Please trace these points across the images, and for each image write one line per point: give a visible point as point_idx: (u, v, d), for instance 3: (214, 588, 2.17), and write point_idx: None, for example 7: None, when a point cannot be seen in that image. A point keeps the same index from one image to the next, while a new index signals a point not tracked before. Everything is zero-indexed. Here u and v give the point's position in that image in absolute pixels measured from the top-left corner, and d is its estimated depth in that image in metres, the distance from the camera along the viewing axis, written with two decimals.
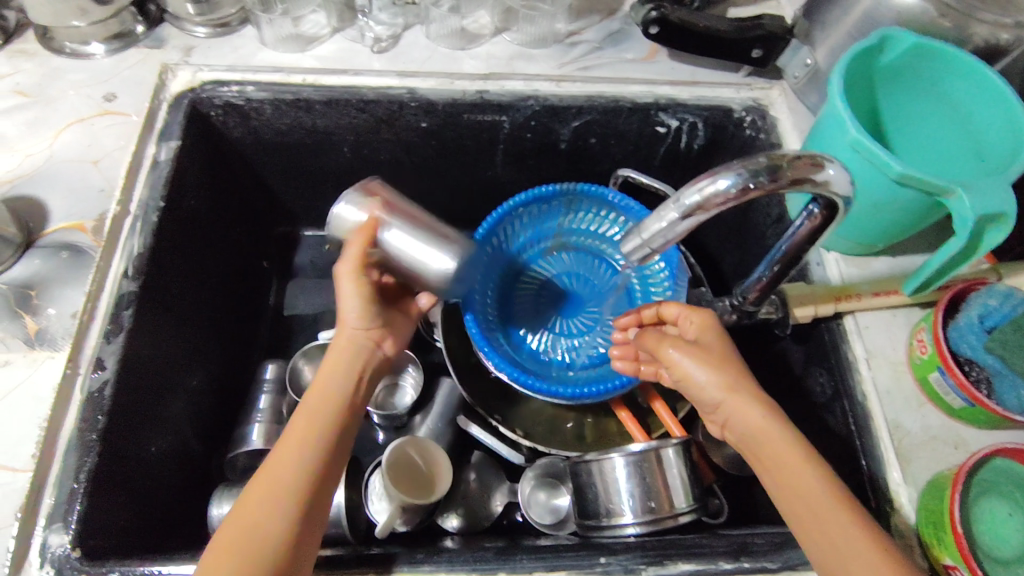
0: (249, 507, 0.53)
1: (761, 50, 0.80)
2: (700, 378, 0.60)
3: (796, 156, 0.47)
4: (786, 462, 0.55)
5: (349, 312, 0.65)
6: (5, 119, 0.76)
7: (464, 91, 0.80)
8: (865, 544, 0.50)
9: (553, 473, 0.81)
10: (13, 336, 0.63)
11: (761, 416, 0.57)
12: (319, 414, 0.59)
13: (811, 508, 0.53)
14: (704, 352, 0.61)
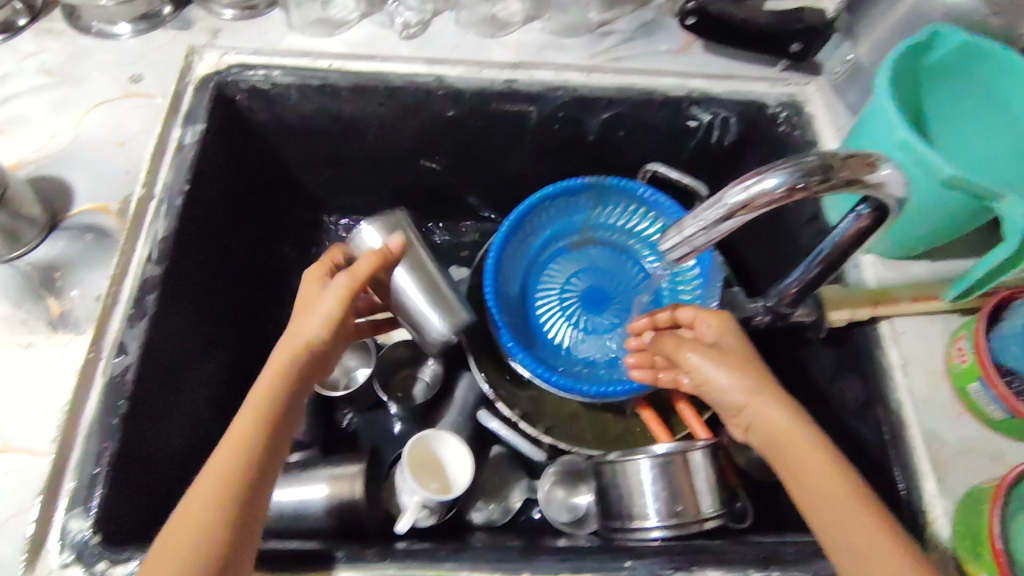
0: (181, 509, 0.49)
1: (800, 45, 0.77)
2: (721, 382, 0.59)
3: (849, 153, 0.45)
4: (807, 464, 0.53)
5: (320, 314, 0.60)
6: (30, 98, 0.75)
7: (493, 80, 0.78)
8: (890, 548, 0.48)
9: (574, 470, 0.80)
10: (38, 319, 0.63)
11: (786, 420, 0.56)
12: (264, 411, 0.54)
13: (833, 513, 0.51)
14: (721, 355, 0.60)
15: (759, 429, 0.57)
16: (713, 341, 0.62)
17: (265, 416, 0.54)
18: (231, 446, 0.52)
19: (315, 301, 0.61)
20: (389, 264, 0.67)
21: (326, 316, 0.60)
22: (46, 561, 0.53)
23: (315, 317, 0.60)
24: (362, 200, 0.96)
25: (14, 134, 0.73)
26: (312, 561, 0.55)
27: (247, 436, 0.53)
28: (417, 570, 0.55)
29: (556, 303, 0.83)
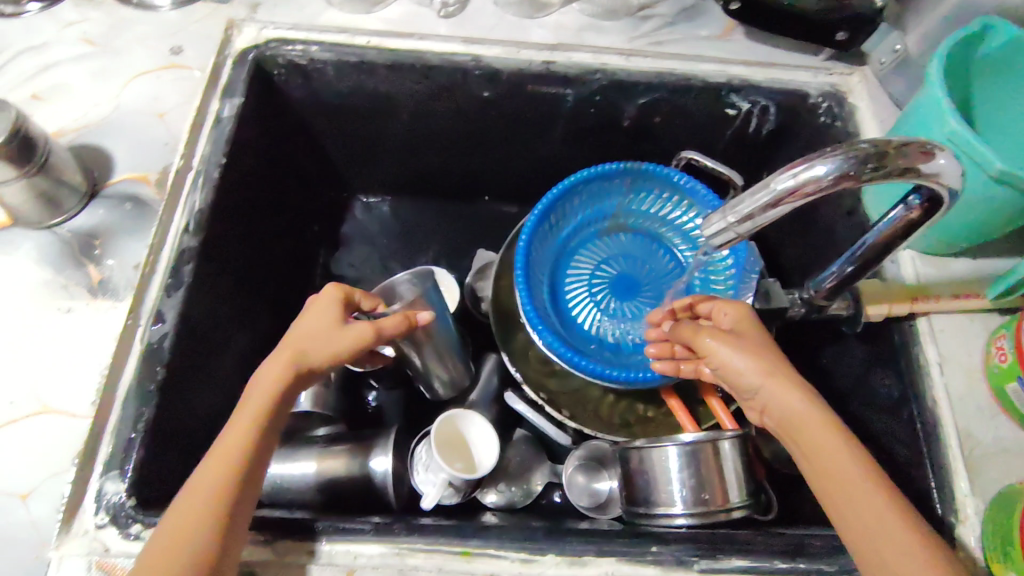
0: (160, 537, 0.47)
1: (846, 33, 0.75)
2: (739, 366, 0.58)
3: (905, 142, 0.44)
4: (821, 445, 0.53)
5: (322, 349, 0.56)
6: (73, 66, 0.76)
7: (530, 61, 0.77)
8: (901, 528, 0.48)
9: (597, 457, 0.80)
10: (78, 285, 0.65)
11: (800, 401, 0.55)
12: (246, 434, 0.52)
13: (845, 491, 0.51)
14: (735, 341, 0.59)
15: (773, 410, 0.57)
16: (729, 328, 0.62)
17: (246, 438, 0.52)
18: (213, 471, 0.50)
19: (323, 333, 0.56)
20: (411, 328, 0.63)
21: (330, 357, 0.56)
22: (82, 520, 0.54)
23: (313, 348, 0.56)
24: (393, 179, 0.96)
25: (56, 102, 0.74)
26: (342, 533, 0.56)
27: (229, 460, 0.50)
28: (444, 546, 0.56)
29: (585, 289, 0.83)
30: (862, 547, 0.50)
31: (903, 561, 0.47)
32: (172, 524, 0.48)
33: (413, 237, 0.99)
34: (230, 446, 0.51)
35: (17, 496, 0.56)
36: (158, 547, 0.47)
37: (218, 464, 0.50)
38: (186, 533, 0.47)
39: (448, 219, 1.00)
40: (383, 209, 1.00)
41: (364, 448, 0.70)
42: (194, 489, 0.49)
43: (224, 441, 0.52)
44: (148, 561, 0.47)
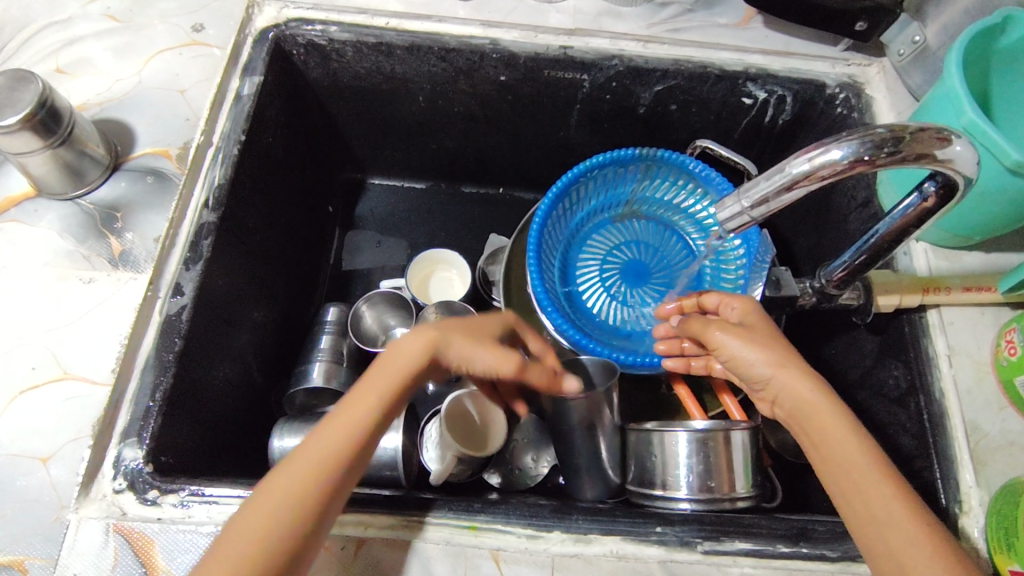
0: (261, 502, 0.47)
1: (864, 23, 0.75)
2: (747, 357, 0.58)
3: (921, 126, 0.44)
4: (829, 433, 0.54)
5: (464, 352, 0.59)
6: (96, 41, 0.77)
7: (548, 46, 0.77)
8: (906, 519, 0.49)
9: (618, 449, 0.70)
10: (100, 256, 0.66)
11: (809, 391, 0.55)
12: (367, 415, 0.52)
13: (853, 481, 0.52)
14: (749, 333, 0.60)
15: (786, 401, 0.57)
16: (738, 322, 0.62)
17: (367, 417, 0.52)
18: (328, 444, 0.50)
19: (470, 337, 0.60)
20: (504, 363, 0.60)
21: (465, 360, 0.59)
22: (101, 484, 0.55)
23: (457, 345, 0.59)
24: (408, 162, 0.97)
25: (81, 77, 0.75)
26: (353, 504, 0.57)
27: (348, 441, 0.50)
28: (453, 520, 0.57)
29: (597, 274, 0.83)
30: (866, 534, 0.51)
31: (908, 549, 0.48)
32: (271, 493, 0.47)
33: (427, 220, 1.00)
34: (349, 421, 0.51)
35: (37, 459, 0.57)
36: (251, 515, 0.47)
37: (333, 438, 0.50)
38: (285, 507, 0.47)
39: (461, 203, 1.01)
40: (399, 191, 1.01)
41: None
42: (301, 459, 0.49)
43: (347, 413, 0.52)
44: (242, 526, 0.46)
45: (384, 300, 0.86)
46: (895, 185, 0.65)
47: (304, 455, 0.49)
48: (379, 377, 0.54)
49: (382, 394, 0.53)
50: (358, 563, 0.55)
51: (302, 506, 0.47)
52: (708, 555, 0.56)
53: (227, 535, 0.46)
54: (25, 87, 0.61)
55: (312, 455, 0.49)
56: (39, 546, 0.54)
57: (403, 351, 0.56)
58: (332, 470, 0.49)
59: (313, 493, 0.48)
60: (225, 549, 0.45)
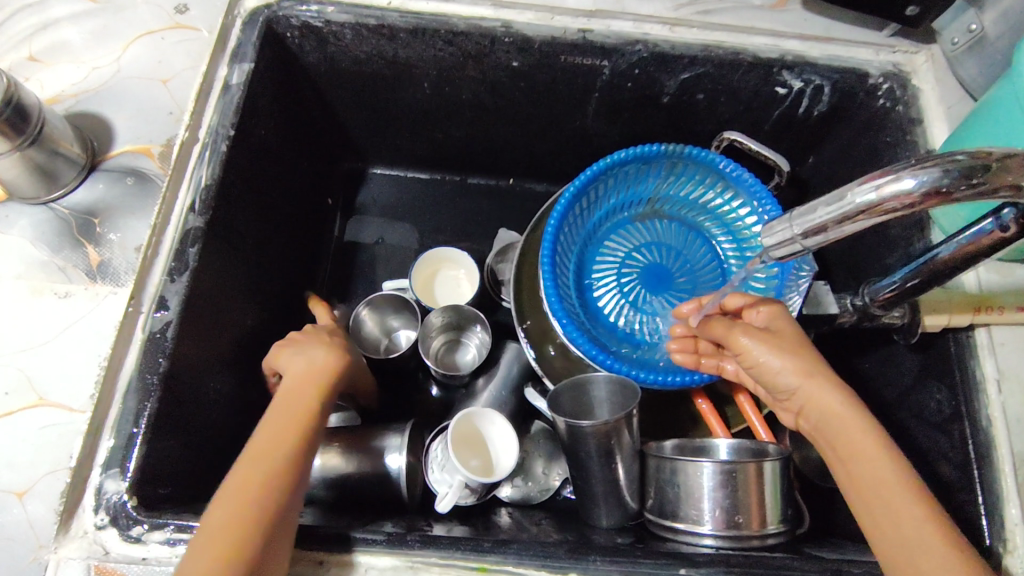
0: (233, 484, 0.47)
1: (916, 8, 0.68)
2: (773, 364, 0.54)
3: (1008, 152, 0.38)
4: (857, 448, 0.50)
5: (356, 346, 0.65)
6: (70, 24, 0.70)
7: (565, 29, 0.70)
8: (937, 540, 0.45)
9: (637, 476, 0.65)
10: (76, 268, 0.61)
11: (838, 403, 0.52)
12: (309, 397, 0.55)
13: (880, 496, 0.48)
14: (773, 334, 0.56)
15: (813, 412, 0.53)
16: (763, 325, 0.58)
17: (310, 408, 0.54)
18: (277, 441, 0.51)
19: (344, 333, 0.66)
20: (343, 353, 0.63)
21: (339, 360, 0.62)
22: (81, 520, 0.51)
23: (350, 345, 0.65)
24: (413, 150, 0.91)
25: (55, 65, 0.69)
26: (354, 541, 0.53)
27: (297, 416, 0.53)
28: (462, 559, 0.53)
29: (614, 279, 0.78)
30: (895, 558, 0.47)
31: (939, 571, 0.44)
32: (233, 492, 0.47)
33: (432, 212, 0.94)
34: (293, 410, 0.54)
35: (13, 494, 0.53)
36: (216, 521, 0.45)
37: (282, 434, 0.51)
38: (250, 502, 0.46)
39: (469, 194, 0.95)
40: (402, 181, 0.95)
41: (381, 444, 0.67)
42: (254, 459, 0.49)
43: (284, 413, 0.53)
44: (220, 510, 0.46)
45: (388, 302, 0.82)
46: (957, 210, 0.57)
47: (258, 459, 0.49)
48: (301, 383, 0.56)
49: (314, 391, 0.55)
50: None
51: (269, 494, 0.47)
52: None
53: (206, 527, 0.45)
54: None
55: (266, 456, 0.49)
56: None
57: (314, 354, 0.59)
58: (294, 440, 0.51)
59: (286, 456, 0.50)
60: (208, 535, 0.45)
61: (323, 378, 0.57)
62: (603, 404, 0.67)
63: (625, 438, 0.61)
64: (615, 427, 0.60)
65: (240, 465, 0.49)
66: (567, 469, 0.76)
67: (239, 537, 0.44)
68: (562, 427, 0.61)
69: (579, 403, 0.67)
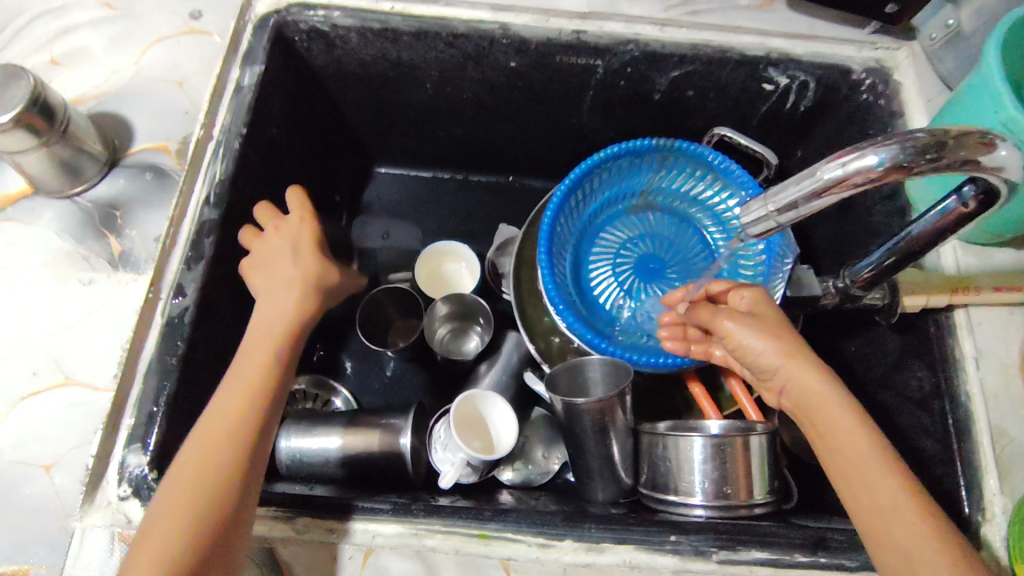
0: (189, 456, 0.50)
1: (896, 6, 0.71)
2: (756, 346, 0.57)
3: (965, 131, 0.41)
4: (839, 425, 0.53)
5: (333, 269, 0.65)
6: (91, 30, 0.74)
7: (560, 30, 0.74)
8: (912, 512, 0.48)
9: (630, 454, 0.68)
10: (99, 257, 0.64)
11: (820, 383, 0.54)
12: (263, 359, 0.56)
13: (859, 473, 0.51)
14: (754, 318, 0.58)
15: (794, 392, 0.56)
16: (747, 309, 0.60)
17: (266, 363, 0.56)
18: (234, 401, 0.54)
19: (316, 253, 0.65)
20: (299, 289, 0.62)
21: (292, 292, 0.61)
22: (105, 491, 0.54)
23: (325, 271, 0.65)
24: (416, 149, 0.94)
25: (76, 68, 0.73)
26: (362, 511, 0.56)
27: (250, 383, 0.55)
28: (462, 528, 0.56)
29: (609, 268, 0.81)
30: (873, 529, 0.49)
31: (916, 543, 0.47)
32: (192, 458, 0.50)
33: (435, 208, 0.98)
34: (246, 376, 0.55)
35: (41, 466, 0.56)
36: (176, 484, 0.49)
37: (237, 403, 0.54)
38: (207, 467, 0.50)
39: (471, 191, 0.98)
40: (406, 179, 0.99)
41: (387, 426, 0.70)
42: (209, 424, 0.52)
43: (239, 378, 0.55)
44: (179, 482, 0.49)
45: (394, 291, 0.85)
46: (927, 183, 0.61)
47: (214, 422, 0.52)
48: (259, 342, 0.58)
49: (267, 351, 0.57)
50: (366, 573, 0.54)
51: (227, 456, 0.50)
52: (723, 565, 0.55)
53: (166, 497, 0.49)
54: (16, 83, 0.59)
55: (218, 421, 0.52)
56: (44, 555, 0.54)
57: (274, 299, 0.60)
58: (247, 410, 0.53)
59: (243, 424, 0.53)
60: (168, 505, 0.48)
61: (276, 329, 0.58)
62: (593, 380, 0.70)
63: (618, 416, 0.64)
64: (611, 406, 0.63)
65: (202, 425, 0.52)
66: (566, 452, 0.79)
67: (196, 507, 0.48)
68: (559, 406, 0.64)
69: (572, 381, 0.70)
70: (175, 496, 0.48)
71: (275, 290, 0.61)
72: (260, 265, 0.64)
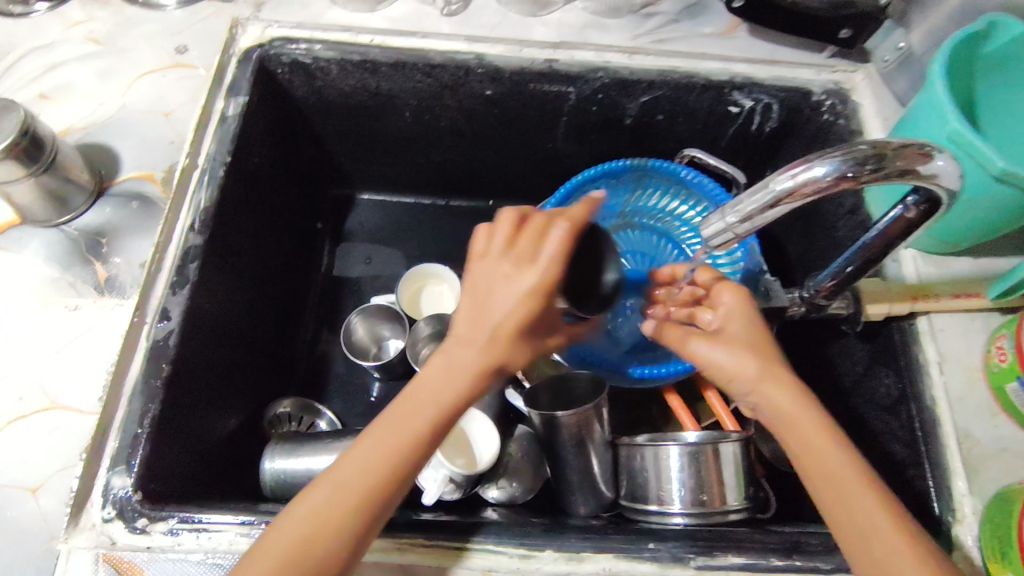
0: (325, 497, 0.47)
1: (849, 30, 0.75)
2: (729, 370, 0.56)
3: (902, 143, 0.45)
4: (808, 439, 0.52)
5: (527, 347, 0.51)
6: (79, 65, 0.77)
7: (533, 59, 0.77)
8: (887, 527, 0.48)
9: (609, 466, 0.70)
10: (85, 283, 0.66)
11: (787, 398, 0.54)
12: (422, 422, 0.49)
13: (834, 488, 0.50)
14: (724, 340, 0.58)
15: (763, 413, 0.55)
16: (722, 325, 0.59)
17: (427, 429, 0.49)
18: (377, 465, 0.48)
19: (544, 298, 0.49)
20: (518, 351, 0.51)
21: (490, 330, 0.50)
22: (90, 514, 0.55)
23: (551, 325, 0.54)
24: (398, 175, 0.97)
25: (64, 102, 0.75)
26: None
27: (398, 445, 0.48)
28: (441, 543, 0.57)
29: None
30: (849, 545, 0.49)
31: (892, 559, 0.47)
32: (322, 501, 0.47)
33: (416, 233, 1.00)
34: (395, 440, 0.48)
35: (26, 490, 0.57)
36: (299, 519, 0.47)
37: (379, 465, 0.48)
38: (333, 520, 0.46)
39: (453, 216, 1.01)
40: (388, 206, 1.01)
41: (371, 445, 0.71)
42: (347, 478, 0.47)
43: (392, 436, 0.48)
44: (314, 514, 0.46)
45: (378, 312, 0.89)
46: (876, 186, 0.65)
47: (358, 469, 0.48)
48: (423, 397, 0.49)
49: (424, 419, 0.49)
50: None
51: (360, 514, 0.47)
52: (700, 571, 0.56)
53: (302, 514, 0.47)
54: (6, 116, 0.61)
55: (366, 472, 0.47)
56: None
57: (459, 356, 0.50)
58: (394, 476, 0.48)
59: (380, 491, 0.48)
60: (303, 526, 0.46)
61: (447, 392, 0.49)
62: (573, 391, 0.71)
63: (596, 431, 0.67)
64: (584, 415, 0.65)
65: (346, 468, 0.48)
66: (549, 470, 0.80)
67: (321, 549, 0.46)
68: (538, 421, 0.66)
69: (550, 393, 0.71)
70: (299, 523, 0.46)
71: (468, 345, 0.50)
72: (473, 298, 0.51)
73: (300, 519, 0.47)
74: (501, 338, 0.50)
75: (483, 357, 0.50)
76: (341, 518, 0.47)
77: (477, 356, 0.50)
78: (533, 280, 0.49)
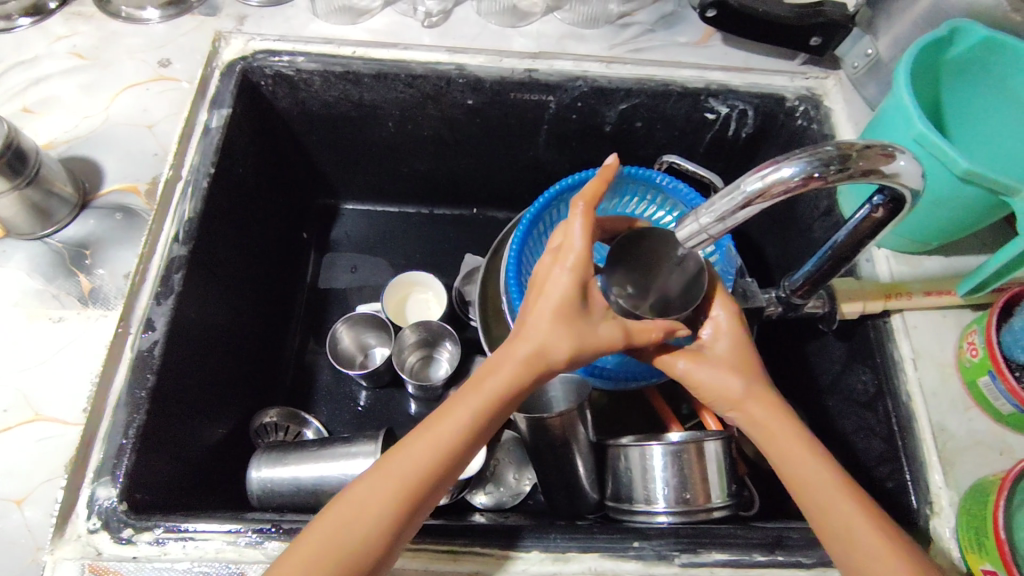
0: (367, 485, 0.49)
1: (819, 38, 0.77)
2: (713, 386, 0.58)
3: (866, 144, 0.47)
4: (789, 454, 0.55)
5: (571, 336, 0.52)
6: (62, 79, 0.77)
7: (513, 69, 0.79)
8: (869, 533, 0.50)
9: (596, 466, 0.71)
10: (69, 295, 0.66)
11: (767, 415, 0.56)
12: (465, 417, 0.51)
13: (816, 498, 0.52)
14: (712, 358, 0.59)
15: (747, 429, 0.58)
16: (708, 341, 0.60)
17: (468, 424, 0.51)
18: (419, 458, 0.50)
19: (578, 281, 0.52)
20: (560, 335, 0.52)
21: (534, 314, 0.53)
22: (75, 524, 0.55)
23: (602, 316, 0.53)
24: (382, 185, 0.98)
25: (47, 115, 0.76)
26: None
27: (445, 439, 0.50)
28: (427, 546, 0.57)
29: None
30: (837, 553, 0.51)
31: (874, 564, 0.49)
32: (364, 490, 0.49)
33: (401, 242, 1.01)
34: (440, 435, 0.51)
35: (12, 501, 0.57)
36: (339, 509, 0.49)
37: (423, 457, 0.50)
38: (368, 510, 0.48)
39: (437, 225, 1.02)
40: (373, 215, 1.02)
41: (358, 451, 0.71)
42: (391, 468, 0.50)
43: (437, 428, 0.51)
44: (353, 503, 0.48)
45: (363, 321, 0.89)
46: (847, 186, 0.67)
47: (401, 461, 0.50)
48: (473, 391, 0.52)
49: (467, 414, 0.51)
50: None
51: (394, 506, 0.48)
52: (685, 568, 0.57)
53: (343, 504, 0.49)
54: None
55: (408, 461, 0.49)
56: None
57: (508, 350, 0.53)
58: (436, 469, 0.50)
59: (420, 484, 0.49)
60: (341, 515, 0.48)
61: (496, 386, 0.52)
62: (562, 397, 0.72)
63: (580, 433, 0.68)
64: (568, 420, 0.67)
65: (392, 457, 0.50)
66: (535, 474, 0.80)
67: (348, 539, 0.47)
68: (522, 423, 0.67)
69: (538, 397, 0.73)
70: (338, 513, 0.48)
71: (520, 335, 0.53)
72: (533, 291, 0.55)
73: (340, 509, 0.49)
74: (541, 321, 0.52)
75: (528, 348, 0.52)
76: (378, 507, 0.48)
77: (524, 345, 0.52)
78: (568, 256, 0.53)
